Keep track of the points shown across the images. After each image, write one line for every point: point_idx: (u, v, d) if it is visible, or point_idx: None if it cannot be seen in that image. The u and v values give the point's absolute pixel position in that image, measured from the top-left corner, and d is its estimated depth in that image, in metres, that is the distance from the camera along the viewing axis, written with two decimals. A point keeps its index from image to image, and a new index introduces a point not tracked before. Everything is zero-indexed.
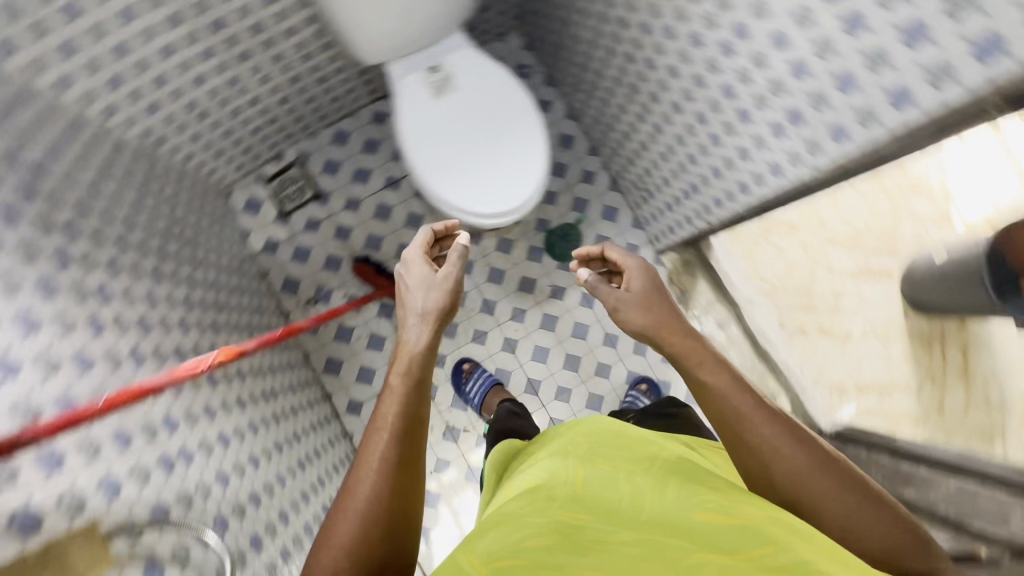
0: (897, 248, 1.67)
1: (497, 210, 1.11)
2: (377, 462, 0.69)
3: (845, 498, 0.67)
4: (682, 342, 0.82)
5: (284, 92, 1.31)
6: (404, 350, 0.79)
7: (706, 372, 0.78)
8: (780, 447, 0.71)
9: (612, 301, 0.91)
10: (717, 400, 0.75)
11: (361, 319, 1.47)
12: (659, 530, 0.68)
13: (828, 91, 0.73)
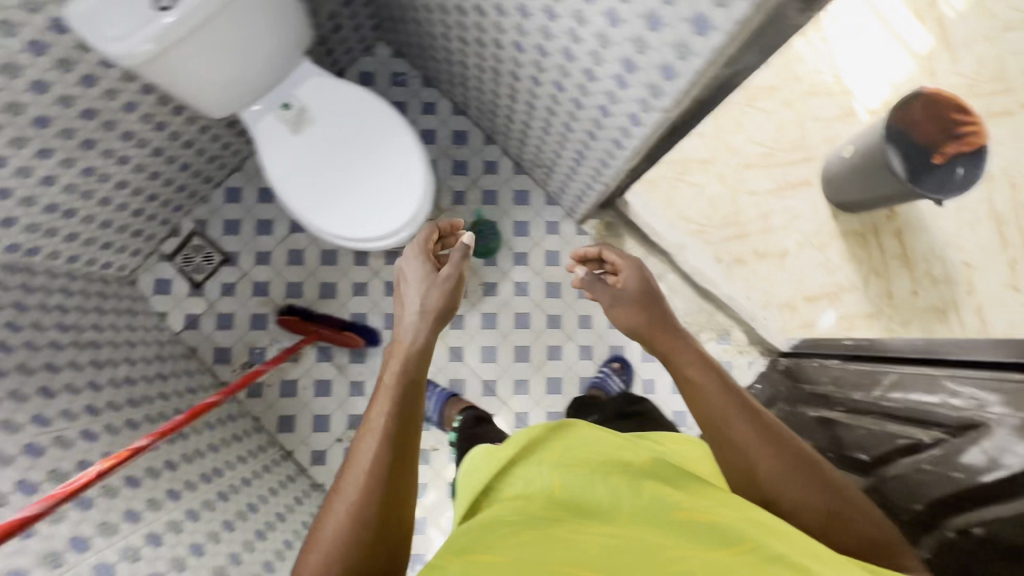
0: (810, 155, 1.68)
1: (388, 231, 1.09)
2: (368, 466, 0.67)
3: (824, 496, 0.72)
4: (671, 348, 0.90)
5: (155, 167, 1.26)
6: (410, 351, 0.78)
7: (700, 371, 0.84)
8: (764, 449, 0.75)
9: (608, 299, 1.00)
10: (706, 401, 0.81)
11: (302, 369, 1.44)
12: (644, 526, 0.65)
13: (644, 33, 0.72)
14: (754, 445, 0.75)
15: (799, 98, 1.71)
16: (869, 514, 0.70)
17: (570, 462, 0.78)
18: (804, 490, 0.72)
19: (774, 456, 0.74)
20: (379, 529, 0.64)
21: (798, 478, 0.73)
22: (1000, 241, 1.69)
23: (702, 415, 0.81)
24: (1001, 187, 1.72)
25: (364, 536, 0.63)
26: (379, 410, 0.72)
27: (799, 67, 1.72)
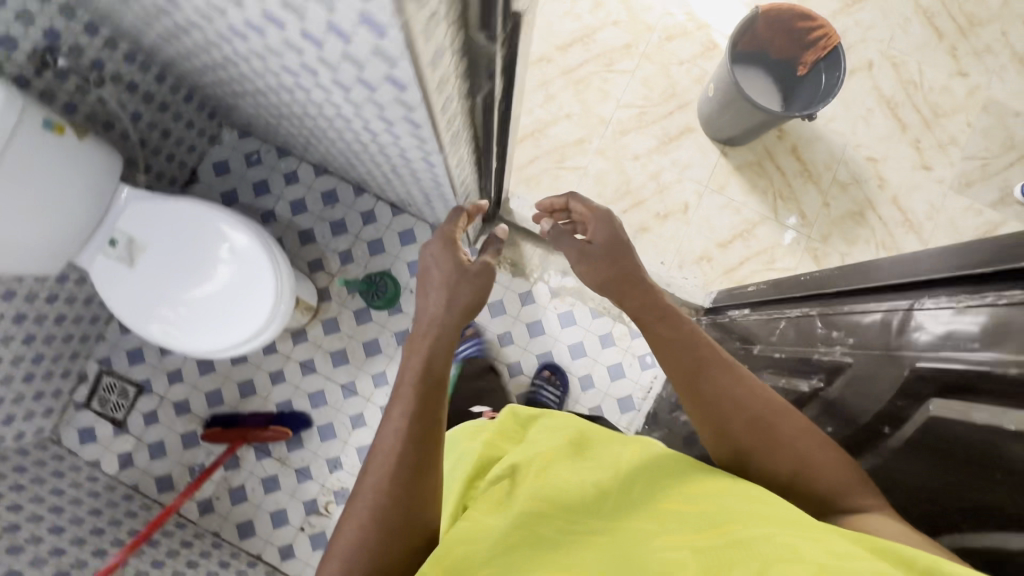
0: (684, 101, 1.62)
1: (262, 318, 1.09)
2: (391, 470, 0.66)
3: (798, 445, 0.68)
4: (641, 302, 0.84)
5: (27, 331, 1.23)
6: (439, 353, 0.76)
7: (680, 319, 0.80)
8: (746, 394, 0.72)
9: (573, 252, 0.92)
10: (680, 351, 0.76)
11: (244, 472, 1.42)
12: (638, 528, 0.61)
13: (373, 93, 0.68)
14: (729, 397, 0.71)
15: (658, 46, 1.64)
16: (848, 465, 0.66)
17: (566, 462, 0.74)
18: (774, 444, 0.68)
19: (746, 408, 0.71)
20: (393, 534, 0.64)
21: (769, 427, 0.69)
22: (897, 126, 1.65)
23: (674, 372, 0.76)
24: (884, 70, 1.66)
25: (380, 540, 0.64)
26: (399, 414, 0.70)
27: (646, 16, 1.65)
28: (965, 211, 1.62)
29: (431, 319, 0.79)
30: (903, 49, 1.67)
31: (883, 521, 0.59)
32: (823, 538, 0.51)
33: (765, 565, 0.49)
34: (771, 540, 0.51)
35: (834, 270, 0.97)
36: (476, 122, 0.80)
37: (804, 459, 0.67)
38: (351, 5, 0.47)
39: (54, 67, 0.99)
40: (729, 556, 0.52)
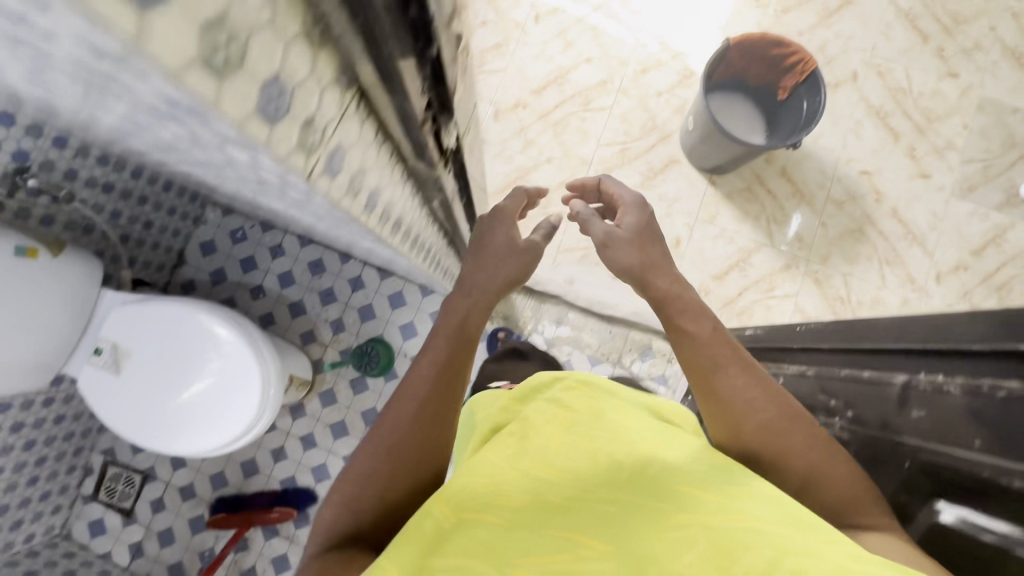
0: (666, 133, 1.59)
1: (250, 412, 1.08)
2: (412, 412, 0.69)
3: (813, 449, 0.63)
4: (660, 295, 0.74)
5: (26, 438, 1.23)
6: (471, 325, 0.76)
7: (704, 311, 0.71)
8: (761, 396, 0.65)
9: (599, 236, 0.79)
10: (700, 348, 0.68)
11: (253, 553, 1.40)
12: (647, 495, 0.57)
13: (325, 217, 0.67)
14: (742, 397, 0.65)
15: (634, 80, 1.61)
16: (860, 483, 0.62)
17: (590, 429, 0.69)
18: (785, 448, 0.63)
19: (773, 406, 0.64)
20: (400, 482, 0.66)
21: (780, 435, 0.63)
22: (888, 136, 1.59)
23: (687, 366, 0.70)
24: (870, 80, 1.61)
25: (387, 487, 0.66)
26: (427, 363, 0.73)
27: (620, 50, 1.62)
28: (970, 217, 1.56)
29: (468, 292, 0.79)
30: (888, 56, 1.62)
31: (888, 544, 0.55)
32: (839, 541, 0.48)
33: (777, 558, 0.46)
34: (792, 542, 0.48)
35: (828, 325, 0.94)
36: (438, 220, 0.78)
37: (816, 465, 0.62)
38: (271, 174, 0.44)
39: (23, 188, 0.99)
40: (739, 539, 0.49)
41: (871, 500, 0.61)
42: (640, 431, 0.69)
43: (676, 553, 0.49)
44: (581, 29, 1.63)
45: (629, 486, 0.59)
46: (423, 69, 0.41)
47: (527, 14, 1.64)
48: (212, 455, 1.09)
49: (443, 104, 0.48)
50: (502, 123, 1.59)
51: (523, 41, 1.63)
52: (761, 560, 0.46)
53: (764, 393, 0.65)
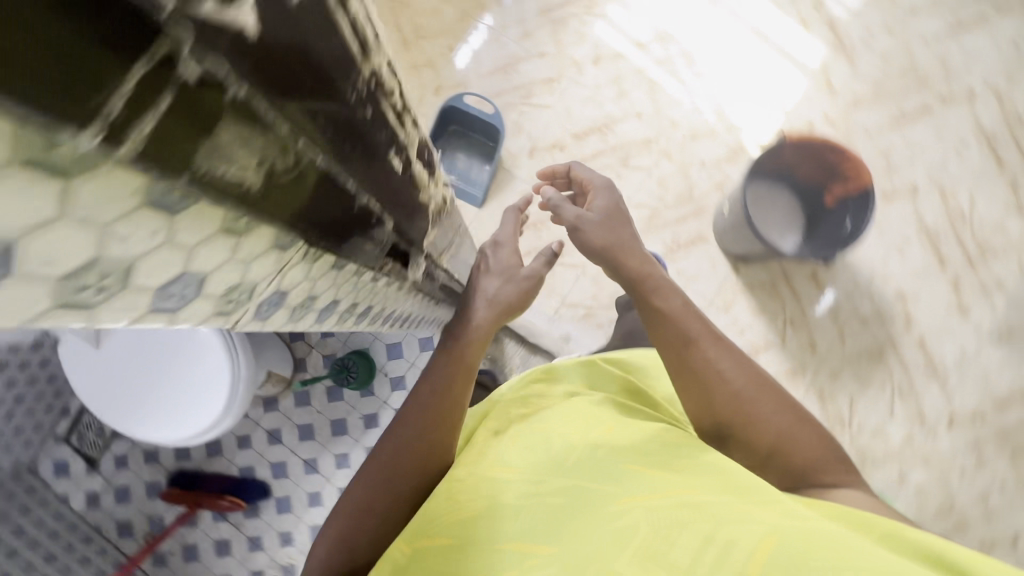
0: (700, 207, 1.52)
1: (217, 410, 1.08)
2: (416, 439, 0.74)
3: (779, 416, 0.72)
4: (633, 271, 0.85)
5: (6, 378, 1.26)
6: (466, 334, 0.86)
7: (668, 297, 0.82)
8: (734, 366, 0.75)
9: (572, 216, 0.90)
10: (675, 328, 0.78)
11: (197, 532, 1.42)
12: (595, 481, 0.64)
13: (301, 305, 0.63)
14: (717, 369, 0.74)
15: (681, 144, 1.54)
16: (819, 440, 0.72)
17: (549, 416, 0.78)
18: (756, 414, 0.72)
19: (745, 375, 0.75)
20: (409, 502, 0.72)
21: (746, 403, 0.73)
22: (935, 261, 1.49)
23: (666, 344, 0.79)
24: (930, 197, 1.51)
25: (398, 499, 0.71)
26: (428, 391, 0.79)
27: (673, 110, 1.55)
28: (1001, 365, 1.46)
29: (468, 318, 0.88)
30: (954, 176, 1.51)
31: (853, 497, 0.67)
32: (774, 503, 0.56)
33: (710, 531, 0.52)
34: (731, 509, 0.54)
35: None
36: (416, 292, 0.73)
37: (780, 432, 0.72)
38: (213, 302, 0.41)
39: None
40: (676, 517, 0.55)
41: (829, 453, 0.72)
42: (598, 417, 0.76)
43: (622, 540, 0.55)
44: (638, 81, 1.57)
45: (579, 467, 0.67)
46: (387, 226, 0.38)
47: (588, 54, 1.58)
48: (174, 444, 1.10)
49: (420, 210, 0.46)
50: (536, 161, 1.54)
51: (577, 81, 1.57)
52: (695, 542, 0.52)
53: (734, 359, 0.76)
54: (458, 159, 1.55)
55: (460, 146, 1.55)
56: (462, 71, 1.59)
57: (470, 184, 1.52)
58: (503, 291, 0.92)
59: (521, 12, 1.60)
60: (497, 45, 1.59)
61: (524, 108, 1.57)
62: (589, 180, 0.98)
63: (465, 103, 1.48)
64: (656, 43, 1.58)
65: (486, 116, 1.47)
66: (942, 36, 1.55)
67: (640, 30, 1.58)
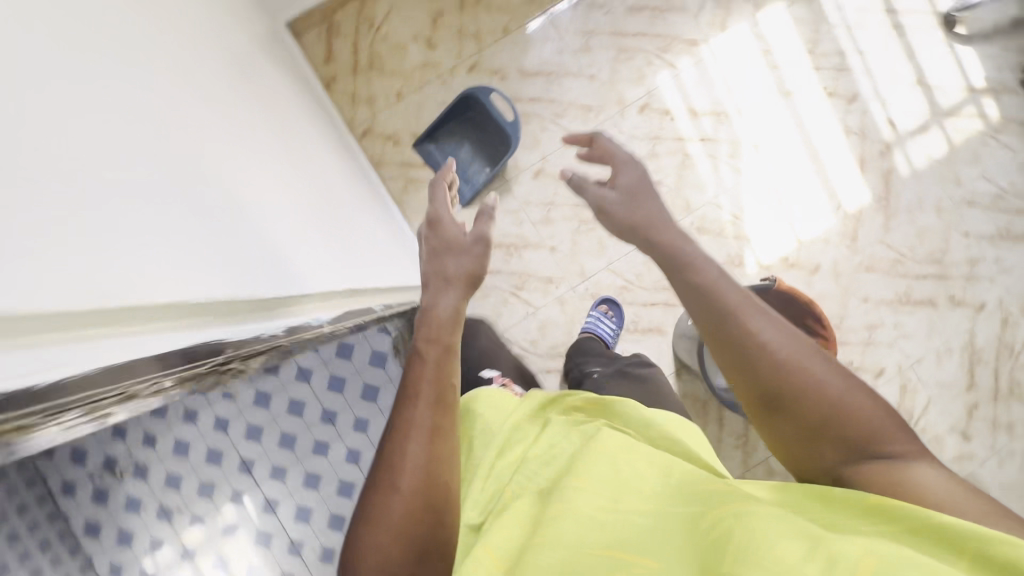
0: (673, 300, 1.46)
1: None
2: (420, 458, 0.65)
3: (833, 382, 0.56)
4: (647, 229, 0.76)
5: None
6: (431, 312, 0.87)
7: (689, 252, 0.69)
8: (777, 327, 0.60)
9: (595, 201, 0.81)
10: (700, 287, 0.64)
11: (186, 465, 1.01)
12: (664, 504, 0.52)
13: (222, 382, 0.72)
14: (762, 334, 0.59)
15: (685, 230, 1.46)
16: (879, 407, 0.57)
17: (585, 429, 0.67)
18: (811, 384, 0.56)
19: (788, 336, 0.59)
20: (431, 512, 0.63)
21: (790, 366, 0.57)
22: None
23: (691, 305, 0.64)
24: (890, 387, 1.46)
25: (423, 513, 0.62)
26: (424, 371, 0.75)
27: (694, 193, 1.46)
28: None
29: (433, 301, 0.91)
30: (923, 378, 1.45)
31: (934, 481, 0.51)
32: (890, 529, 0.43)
33: (816, 544, 0.40)
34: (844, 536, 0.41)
35: None
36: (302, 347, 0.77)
37: (837, 400, 0.56)
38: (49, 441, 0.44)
39: None
40: (767, 525, 0.43)
41: (890, 419, 0.56)
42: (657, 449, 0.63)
43: (715, 562, 0.42)
44: (674, 149, 1.46)
45: (647, 487, 0.56)
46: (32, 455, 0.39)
47: (637, 98, 1.46)
48: None
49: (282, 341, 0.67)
50: (537, 185, 1.45)
51: (614, 121, 1.46)
52: (798, 546, 0.40)
53: (775, 321, 0.60)
54: (464, 150, 1.44)
55: (471, 137, 1.44)
56: (506, 59, 1.46)
57: (466, 181, 1.43)
58: (457, 267, 0.97)
59: (591, 24, 1.46)
60: (552, 48, 1.46)
61: (549, 125, 1.45)
62: (616, 148, 0.85)
63: (491, 98, 1.37)
64: (710, 118, 1.46)
65: (506, 121, 1.36)
66: (984, 236, 1.47)
67: (700, 97, 1.46)
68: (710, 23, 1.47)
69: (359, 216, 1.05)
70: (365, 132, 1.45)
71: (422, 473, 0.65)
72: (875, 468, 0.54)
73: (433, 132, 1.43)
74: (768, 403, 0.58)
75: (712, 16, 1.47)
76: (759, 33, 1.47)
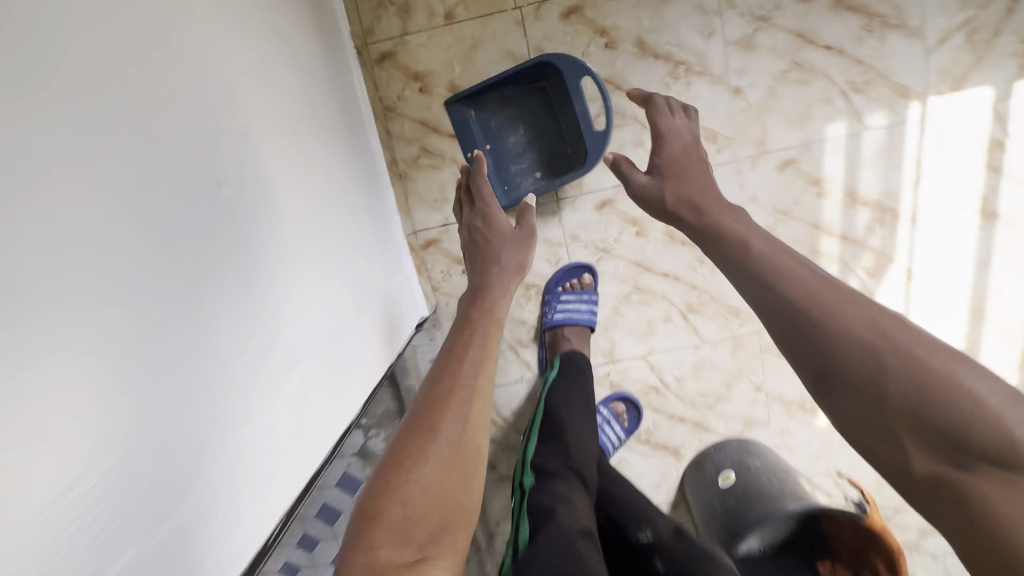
0: (706, 423, 1.11)
1: None
2: (466, 419, 0.63)
3: (921, 352, 0.45)
4: (700, 222, 0.66)
5: None
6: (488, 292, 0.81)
7: (745, 238, 0.59)
8: (853, 300, 0.50)
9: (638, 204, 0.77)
10: (773, 255, 0.55)
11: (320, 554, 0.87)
12: None
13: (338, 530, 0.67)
14: (830, 310, 0.49)
15: (763, 350, 1.08)
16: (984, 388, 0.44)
17: None
18: (893, 361, 0.45)
19: (857, 309, 0.49)
20: (461, 476, 0.59)
21: (861, 334, 0.47)
22: None
23: (761, 289, 0.54)
24: None
25: (456, 470, 0.59)
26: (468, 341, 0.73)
27: None
28: None
29: (485, 277, 0.84)
30: None
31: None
32: None
33: None
34: None
35: None
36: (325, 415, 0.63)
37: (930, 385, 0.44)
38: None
39: None
40: None
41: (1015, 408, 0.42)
42: None
43: None
44: (800, 237, 1.01)
45: None
46: None
47: (784, 149, 0.98)
48: None
49: (307, 437, 0.58)
50: (595, 221, 1.02)
51: (737, 168, 0.99)
52: None
53: (854, 298, 0.50)
54: (513, 136, 0.97)
55: (528, 122, 0.97)
56: (623, 18, 0.93)
57: (500, 181, 0.98)
58: (510, 258, 0.86)
59: (770, 6, 0.93)
60: (699, 24, 0.93)
61: (648, 142, 0.98)
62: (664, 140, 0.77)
63: (581, 85, 0.89)
64: (868, 214, 1.00)
65: (589, 127, 0.90)
66: None
67: (870, 176, 0.99)
68: (942, 71, 0.94)
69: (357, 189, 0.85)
70: (383, 59, 0.97)
71: (455, 443, 0.60)
72: (977, 475, 0.42)
73: (480, 94, 0.94)
74: (817, 379, 0.49)
75: (950, 60, 0.94)
76: (1001, 113, 0.96)
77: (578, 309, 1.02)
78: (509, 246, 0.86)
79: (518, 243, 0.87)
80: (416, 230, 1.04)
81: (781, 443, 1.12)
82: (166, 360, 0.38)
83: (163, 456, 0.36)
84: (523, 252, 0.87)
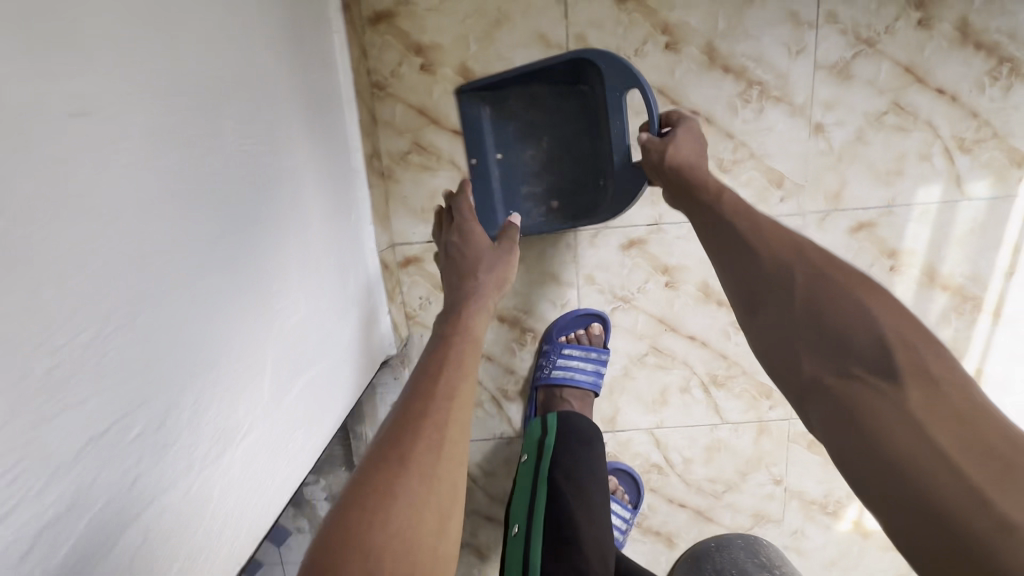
0: (709, 513, 0.94)
1: None
2: (440, 435, 0.48)
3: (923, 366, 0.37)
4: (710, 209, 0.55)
5: None
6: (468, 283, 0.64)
7: (750, 231, 0.50)
8: (857, 300, 0.42)
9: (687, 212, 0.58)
10: (770, 252, 0.48)
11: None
12: None
13: None
14: (838, 310, 0.42)
15: (792, 440, 0.90)
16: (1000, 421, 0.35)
17: None
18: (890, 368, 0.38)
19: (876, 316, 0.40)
20: (436, 509, 0.44)
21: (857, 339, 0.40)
22: None
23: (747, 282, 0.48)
24: None
25: (431, 506, 0.44)
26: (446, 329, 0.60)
27: None
28: None
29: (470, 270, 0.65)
30: None
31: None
32: None
33: None
34: None
35: None
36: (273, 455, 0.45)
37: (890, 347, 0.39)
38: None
39: None
40: None
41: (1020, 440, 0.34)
42: None
43: None
44: None
45: None
46: None
47: (862, 207, 0.79)
48: None
49: (251, 485, 0.41)
50: (617, 262, 0.82)
51: (800, 224, 0.79)
52: None
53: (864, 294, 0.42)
54: (532, 151, 0.75)
55: (553, 135, 0.75)
56: (693, 13, 0.72)
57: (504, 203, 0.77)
58: (488, 274, 0.65)
59: (880, 27, 0.73)
60: (786, 37, 0.73)
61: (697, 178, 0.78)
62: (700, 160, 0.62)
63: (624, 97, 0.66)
64: (945, 299, 0.82)
65: (623, 156, 0.68)
66: None
67: (957, 255, 0.81)
68: None
69: (334, 154, 0.66)
70: (379, 19, 0.74)
71: (423, 456, 0.46)
72: (897, 431, 0.36)
73: (500, 86, 0.73)
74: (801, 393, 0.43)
75: None
76: None
77: (582, 367, 0.83)
78: (479, 262, 0.66)
79: (495, 258, 0.67)
80: (395, 243, 0.82)
81: (791, 544, 0.96)
82: (164, 301, 0.33)
83: (101, 461, 0.28)
84: (496, 274, 0.66)
